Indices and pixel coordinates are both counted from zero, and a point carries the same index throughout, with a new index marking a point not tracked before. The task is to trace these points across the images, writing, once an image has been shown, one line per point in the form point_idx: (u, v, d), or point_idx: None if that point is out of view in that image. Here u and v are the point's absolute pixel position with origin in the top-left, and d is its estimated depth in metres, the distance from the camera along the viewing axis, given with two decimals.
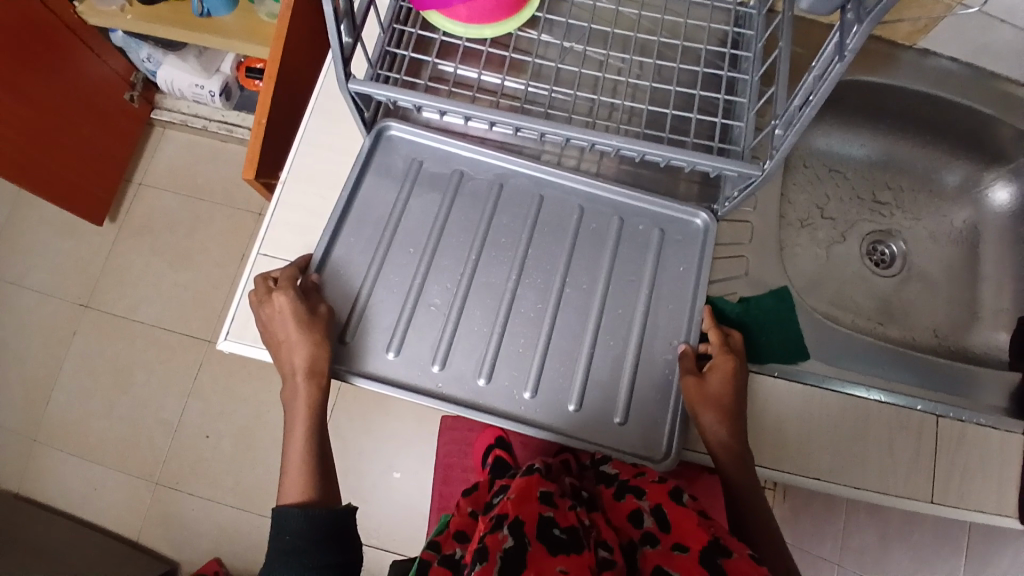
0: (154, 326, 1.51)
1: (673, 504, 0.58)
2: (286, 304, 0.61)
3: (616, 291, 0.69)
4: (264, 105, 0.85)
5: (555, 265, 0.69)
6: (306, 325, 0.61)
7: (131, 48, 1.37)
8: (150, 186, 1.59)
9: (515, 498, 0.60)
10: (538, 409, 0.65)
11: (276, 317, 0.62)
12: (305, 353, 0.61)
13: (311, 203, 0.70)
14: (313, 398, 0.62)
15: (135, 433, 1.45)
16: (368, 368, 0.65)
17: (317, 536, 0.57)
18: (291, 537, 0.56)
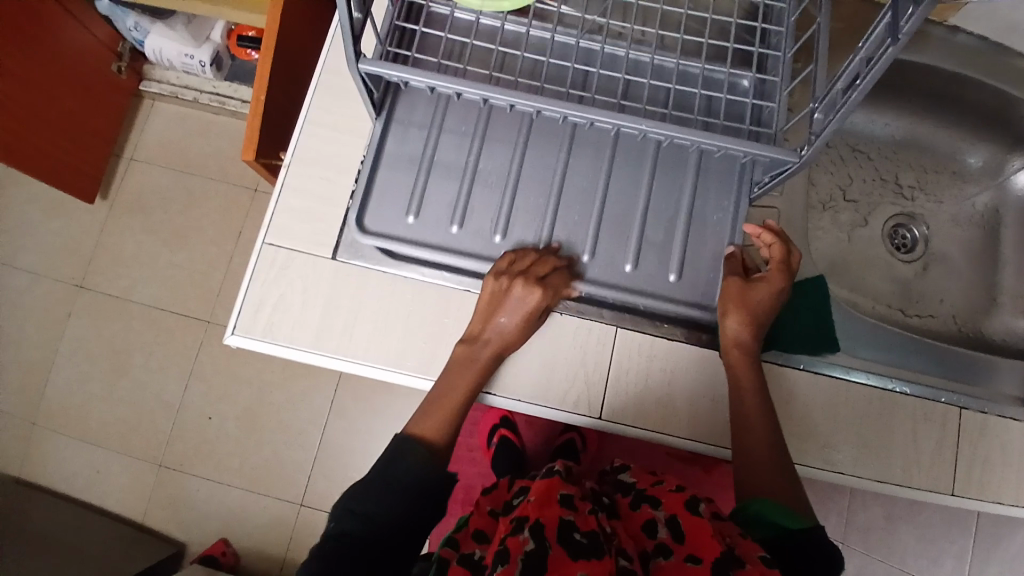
0: (151, 306, 1.48)
1: (688, 515, 0.56)
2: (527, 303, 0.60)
3: (667, 154, 0.67)
4: (262, 81, 0.80)
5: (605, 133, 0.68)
6: (529, 326, 0.62)
7: (117, 17, 1.31)
8: (141, 161, 1.54)
9: (536, 501, 0.59)
10: (596, 269, 0.65)
11: (519, 301, 0.61)
12: (510, 339, 0.62)
13: (317, 188, 0.67)
14: (479, 377, 0.61)
15: (136, 415, 1.44)
16: (437, 242, 0.65)
17: (406, 482, 0.58)
18: (390, 475, 0.58)
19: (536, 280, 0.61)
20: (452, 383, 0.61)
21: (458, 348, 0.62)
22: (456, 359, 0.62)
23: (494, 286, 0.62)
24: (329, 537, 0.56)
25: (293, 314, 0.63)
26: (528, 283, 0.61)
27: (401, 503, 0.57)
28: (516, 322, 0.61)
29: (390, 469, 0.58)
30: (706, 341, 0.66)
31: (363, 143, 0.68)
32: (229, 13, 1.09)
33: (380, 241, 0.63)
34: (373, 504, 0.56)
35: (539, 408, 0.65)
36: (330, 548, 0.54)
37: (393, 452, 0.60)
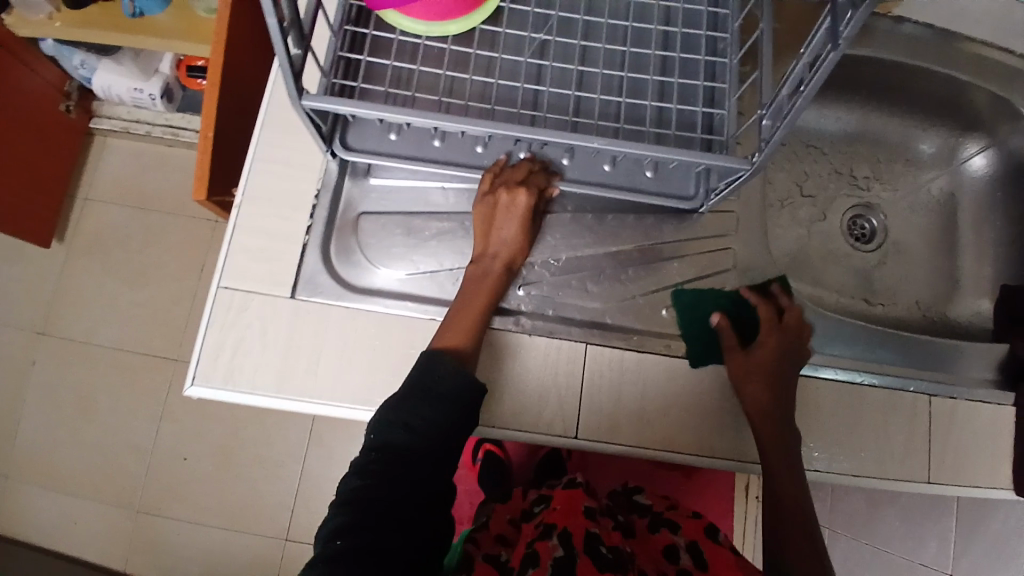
0: (118, 348, 1.44)
1: (708, 544, 0.62)
2: (525, 205, 0.64)
3: (634, 68, 0.68)
4: (210, 118, 0.79)
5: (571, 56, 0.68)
6: (526, 228, 0.65)
7: (62, 57, 1.27)
8: (96, 200, 1.50)
9: (563, 509, 0.61)
10: (576, 170, 0.66)
11: (513, 208, 0.64)
12: (514, 243, 0.65)
13: (270, 227, 0.65)
14: (497, 284, 0.64)
15: (110, 461, 1.39)
16: (419, 156, 0.63)
17: (445, 393, 0.56)
18: (426, 382, 0.56)
19: (518, 185, 0.64)
20: (471, 299, 0.62)
21: (470, 270, 0.64)
22: (470, 281, 0.63)
23: (484, 202, 0.65)
24: (366, 447, 0.55)
25: (254, 359, 0.62)
26: (512, 189, 0.64)
27: (443, 415, 0.56)
28: (514, 230, 0.65)
29: (428, 381, 0.56)
30: (675, 351, 0.66)
31: (315, 178, 0.67)
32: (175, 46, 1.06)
33: (364, 154, 0.62)
34: (413, 418, 0.55)
35: (513, 433, 0.64)
36: (367, 464, 0.54)
37: (426, 361, 0.57)
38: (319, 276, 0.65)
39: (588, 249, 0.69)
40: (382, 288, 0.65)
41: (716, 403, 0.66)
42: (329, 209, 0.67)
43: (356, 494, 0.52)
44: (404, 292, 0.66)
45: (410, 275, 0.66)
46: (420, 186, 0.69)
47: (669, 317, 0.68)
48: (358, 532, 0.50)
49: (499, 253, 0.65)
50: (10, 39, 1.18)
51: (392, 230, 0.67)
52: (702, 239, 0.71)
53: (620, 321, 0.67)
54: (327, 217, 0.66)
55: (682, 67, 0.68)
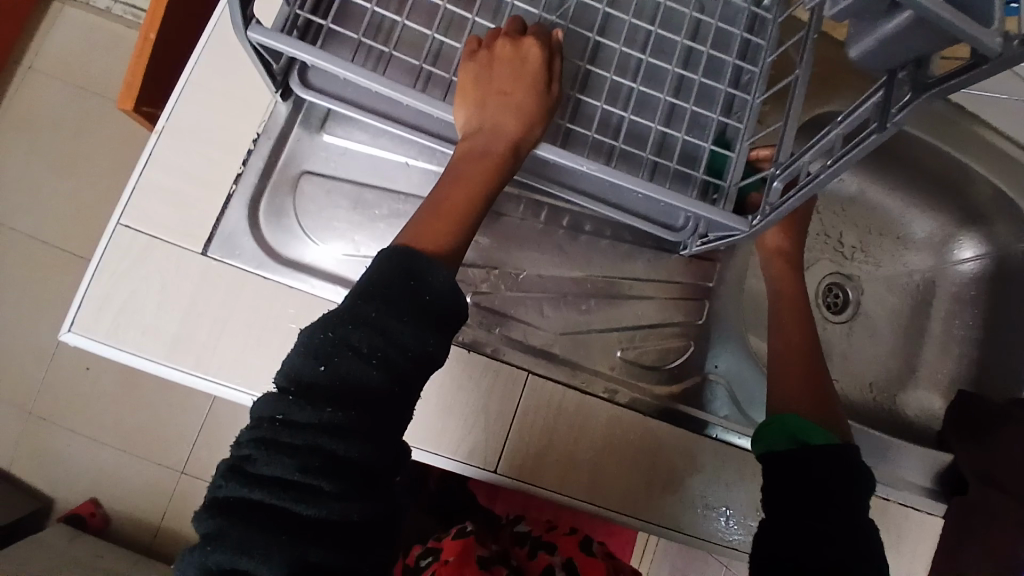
0: (31, 237, 1.30)
1: (581, 555, 0.65)
2: (537, 59, 0.49)
3: (646, 79, 0.60)
4: (155, 16, 0.69)
5: (583, 50, 0.60)
6: (540, 87, 0.50)
7: None
8: (37, 69, 1.34)
9: (455, 561, 0.60)
10: (560, 174, 0.59)
11: (522, 64, 0.49)
12: (524, 117, 0.49)
13: (193, 166, 0.56)
14: (501, 168, 0.49)
15: (5, 357, 1.28)
16: (393, 113, 0.55)
17: (421, 303, 0.40)
18: (426, 279, 0.41)
19: (523, 35, 0.50)
20: (462, 183, 0.49)
21: (462, 149, 0.50)
22: (458, 166, 0.49)
23: (473, 63, 0.50)
24: (244, 497, 0.36)
25: (145, 316, 0.54)
26: (514, 40, 0.50)
27: (426, 343, 0.40)
28: (519, 91, 0.49)
29: (409, 274, 0.41)
30: (619, 399, 0.61)
31: (258, 121, 0.58)
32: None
33: (321, 97, 0.53)
34: (331, 449, 0.37)
35: (426, 454, 0.57)
36: (250, 528, 0.35)
37: (391, 257, 0.42)
38: (240, 237, 0.56)
39: (551, 268, 0.63)
40: (313, 265, 0.57)
41: (649, 463, 0.60)
42: (267, 159, 0.58)
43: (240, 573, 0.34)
44: (336, 275, 0.58)
45: (347, 255, 0.58)
46: (380, 156, 0.60)
47: (621, 360, 0.62)
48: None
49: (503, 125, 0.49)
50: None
51: (338, 201, 0.59)
52: (673, 283, 0.66)
53: (568, 354, 0.61)
54: (263, 169, 0.58)
55: (699, 91, 0.61)
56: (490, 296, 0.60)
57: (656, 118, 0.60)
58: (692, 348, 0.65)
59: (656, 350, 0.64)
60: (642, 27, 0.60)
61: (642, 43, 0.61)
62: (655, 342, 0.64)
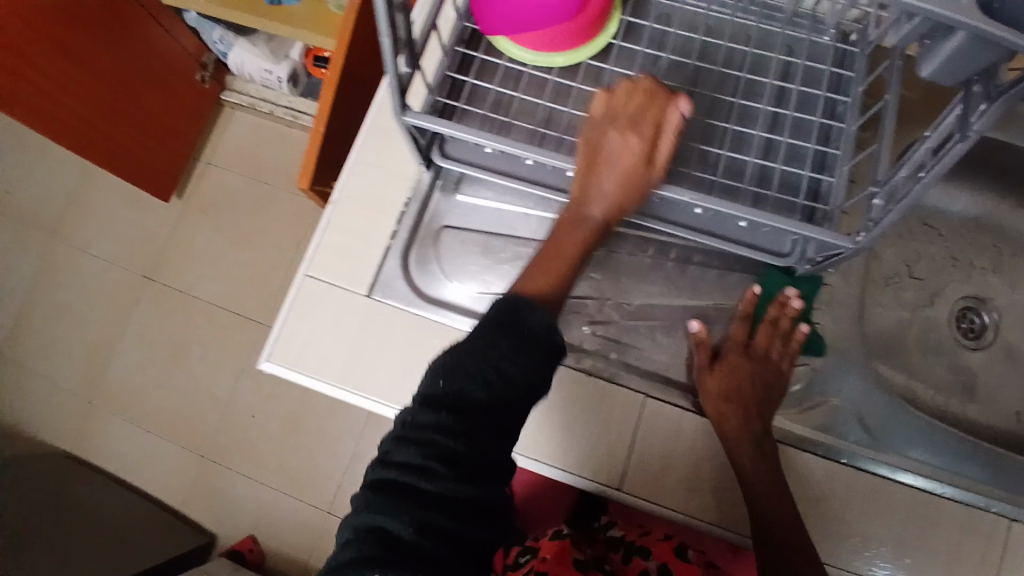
0: (212, 303, 1.60)
1: (677, 561, 0.76)
2: (638, 153, 0.54)
3: (742, 118, 0.65)
4: (324, 114, 0.84)
5: (676, 101, 0.65)
6: (638, 176, 0.55)
7: (203, 30, 1.46)
8: (216, 166, 1.67)
9: (553, 561, 0.74)
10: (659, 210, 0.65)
11: (623, 157, 0.55)
12: (615, 201, 0.56)
13: (358, 227, 0.69)
14: (591, 237, 0.58)
15: (190, 406, 1.56)
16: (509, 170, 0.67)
17: (517, 345, 0.48)
18: (524, 324, 0.49)
19: (634, 124, 0.54)
20: (561, 242, 0.58)
21: (564, 212, 0.59)
22: (564, 226, 0.59)
23: (586, 139, 0.56)
24: (382, 477, 0.45)
25: (324, 348, 0.67)
26: (626, 130, 0.55)
27: (525, 374, 0.47)
28: (615, 179, 0.55)
29: (509, 319, 0.49)
30: None
31: (406, 186, 0.70)
32: (299, 32, 1.29)
33: (456, 164, 0.65)
34: (449, 442, 0.44)
35: (555, 471, 0.64)
36: (386, 499, 0.43)
37: (500, 307, 0.50)
38: (395, 281, 0.67)
39: (662, 299, 0.68)
40: (453, 302, 0.67)
41: None
42: (415, 217, 0.69)
43: (376, 532, 0.42)
44: (473, 309, 0.67)
45: (478, 293, 0.67)
46: (504, 209, 0.70)
47: None
48: (436, 543, 0.42)
49: (596, 202, 0.57)
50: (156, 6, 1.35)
51: (470, 247, 0.69)
52: (786, 309, 0.68)
53: (685, 376, 0.66)
54: (412, 226, 0.69)
55: (794, 124, 0.64)
56: (612, 330, 0.67)
57: (752, 153, 0.64)
58: (808, 371, 0.68)
59: (775, 375, 0.66)
60: (732, 75, 0.66)
61: (734, 88, 0.66)
62: (774, 369, 0.66)
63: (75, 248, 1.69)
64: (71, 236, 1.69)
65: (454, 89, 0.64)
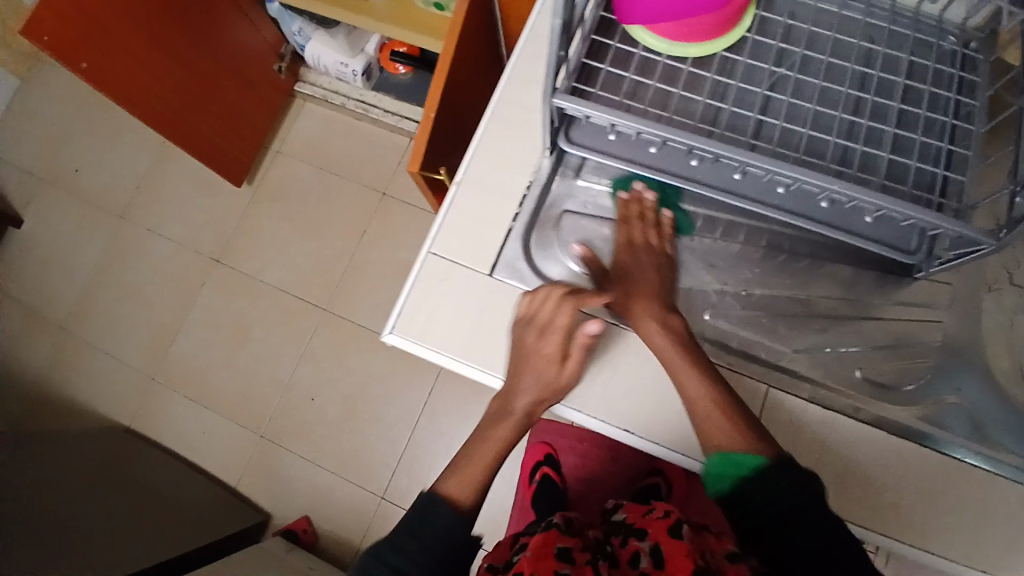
0: (275, 287, 1.62)
1: (672, 542, 0.56)
2: (552, 351, 0.62)
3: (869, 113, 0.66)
4: (435, 101, 0.86)
5: (806, 94, 0.66)
6: (565, 370, 0.63)
7: (283, 21, 1.47)
8: (285, 154, 1.70)
9: (531, 556, 0.57)
10: (787, 201, 0.65)
11: (543, 349, 0.63)
12: (540, 394, 0.63)
13: (482, 208, 0.71)
14: (513, 435, 0.64)
15: (250, 387, 1.57)
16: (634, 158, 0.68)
17: (425, 541, 0.58)
18: (426, 523, 0.59)
19: (552, 323, 0.62)
20: (486, 441, 0.64)
21: (493, 404, 0.65)
22: (488, 423, 0.65)
23: (523, 314, 0.64)
24: None
25: (447, 323, 0.69)
26: (540, 331, 0.63)
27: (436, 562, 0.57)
28: (547, 372, 0.63)
29: (422, 520, 0.59)
30: (863, 416, 0.66)
31: (529, 171, 0.72)
32: (380, 26, 1.22)
33: (583, 150, 0.68)
34: None
35: (671, 452, 0.66)
36: None
37: (414, 513, 0.60)
38: (518, 261, 0.69)
39: (779, 289, 0.69)
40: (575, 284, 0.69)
41: (882, 475, 0.65)
42: (538, 201, 0.71)
43: None
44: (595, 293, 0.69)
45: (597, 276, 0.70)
46: (626, 197, 0.72)
47: (862, 379, 0.67)
48: None
49: (529, 394, 0.63)
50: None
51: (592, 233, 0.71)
52: (903, 305, 0.69)
53: (803, 367, 0.67)
54: (536, 209, 0.71)
55: (923, 122, 0.65)
56: (732, 318, 0.69)
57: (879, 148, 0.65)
58: (928, 370, 0.68)
59: (893, 370, 0.68)
60: (858, 72, 0.67)
61: (862, 86, 0.67)
62: (889, 363, 0.68)
63: (142, 227, 1.71)
64: (138, 215, 1.72)
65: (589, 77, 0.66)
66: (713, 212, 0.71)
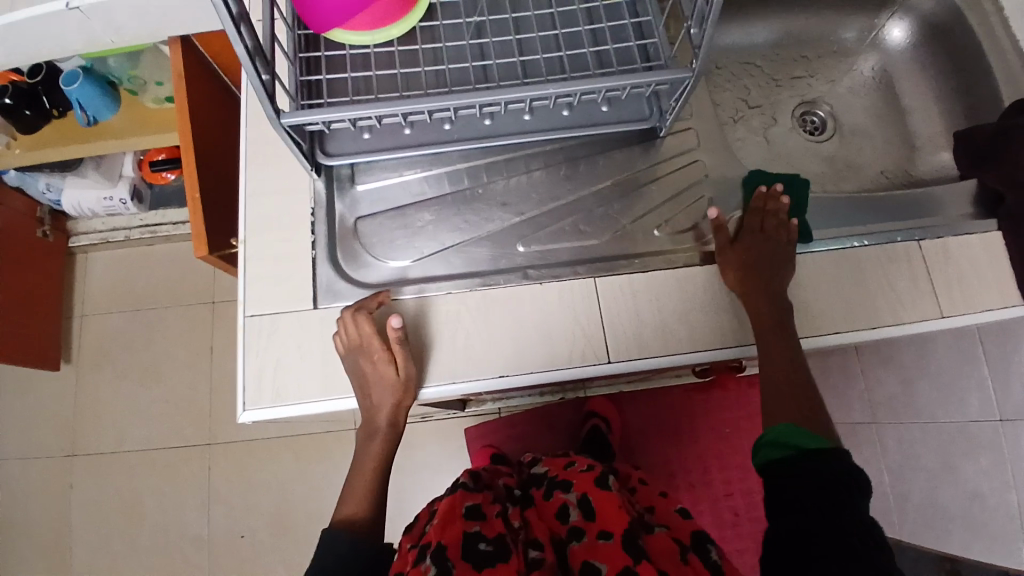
0: (148, 449, 1.47)
1: (597, 493, 0.65)
2: (377, 355, 0.64)
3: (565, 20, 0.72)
4: (191, 179, 0.84)
5: (506, 27, 0.71)
6: (397, 365, 0.65)
7: (28, 184, 1.37)
8: (94, 314, 1.56)
9: (439, 524, 0.60)
10: (538, 123, 0.71)
11: (366, 362, 0.65)
12: (393, 394, 0.66)
13: (279, 252, 0.70)
14: (387, 451, 0.71)
15: (170, 560, 1.41)
16: (389, 146, 0.71)
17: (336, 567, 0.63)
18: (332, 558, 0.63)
19: (365, 331, 0.64)
20: (373, 458, 0.70)
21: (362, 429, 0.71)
22: (364, 439, 0.71)
23: (345, 352, 0.65)
24: None
25: (298, 372, 0.67)
26: (360, 344, 0.64)
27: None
28: (385, 380, 0.65)
29: (327, 552, 0.64)
30: (679, 261, 0.72)
31: (306, 199, 0.72)
32: (125, 143, 1.14)
33: (343, 158, 0.69)
34: None
35: (551, 375, 0.68)
36: None
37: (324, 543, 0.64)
38: (336, 283, 0.69)
39: (572, 195, 0.75)
40: (398, 278, 0.71)
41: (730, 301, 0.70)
42: (327, 221, 0.72)
43: None
44: (419, 277, 0.71)
45: (415, 261, 0.71)
46: (404, 179, 0.74)
47: (662, 235, 0.73)
48: None
49: (385, 401, 0.66)
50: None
51: (391, 227, 0.73)
52: (673, 159, 0.78)
53: (624, 248, 0.73)
54: (329, 230, 0.71)
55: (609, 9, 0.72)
56: (547, 240, 0.73)
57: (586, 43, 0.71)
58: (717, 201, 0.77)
59: (687, 215, 0.75)
60: None
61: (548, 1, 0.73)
62: (682, 210, 0.75)
63: None
64: None
65: (313, 90, 0.67)
66: (488, 159, 0.75)
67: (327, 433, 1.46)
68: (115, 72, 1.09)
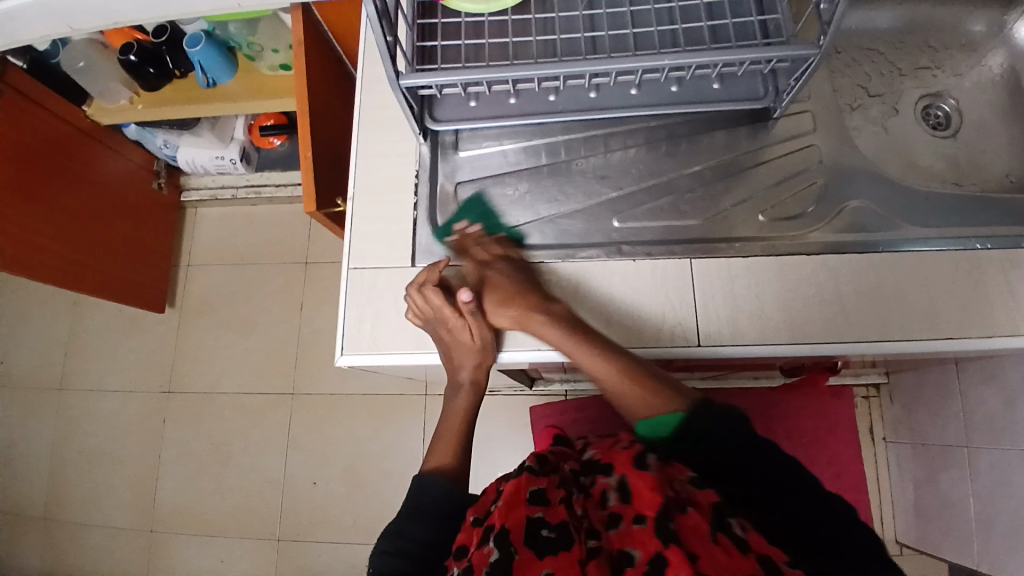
0: (237, 394, 1.58)
1: (636, 473, 0.56)
2: (456, 320, 0.67)
3: None
4: (305, 137, 0.89)
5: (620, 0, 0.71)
6: (476, 327, 0.69)
7: (146, 139, 1.47)
8: (198, 264, 1.68)
9: (502, 507, 0.55)
10: (644, 97, 0.71)
11: (445, 328, 0.68)
12: (475, 354, 0.69)
13: (384, 210, 0.73)
14: (469, 407, 0.73)
15: (249, 497, 1.51)
16: (495, 113, 0.72)
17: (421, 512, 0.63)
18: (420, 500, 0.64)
19: (441, 304, 0.67)
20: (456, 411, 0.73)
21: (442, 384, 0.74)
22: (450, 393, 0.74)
23: (421, 324, 0.68)
24: None
25: (393, 325, 0.70)
26: (436, 314, 0.67)
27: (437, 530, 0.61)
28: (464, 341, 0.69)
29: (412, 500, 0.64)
30: (781, 248, 0.70)
31: (412, 162, 0.75)
32: (241, 106, 1.21)
33: (450, 123, 0.71)
34: None
35: (638, 352, 0.68)
36: None
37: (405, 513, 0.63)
38: (434, 244, 0.72)
39: (672, 173, 0.75)
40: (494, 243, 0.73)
41: (832, 294, 0.68)
42: (430, 185, 0.74)
43: None
44: (515, 244, 0.72)
45: (511, 228, 0.73)
46: (505, 148, 0.76)
47: (766, 221, 0.72)
48: None
49: (466, 361, 0.70)
50: (97, 129, 1.38)
51: (491, 194, 0.75)
52: (781, 144, 0.76)
53: (722, 230, 0.72)
54: (431, 194, 0.74)
55: None
56: (642, 218, 0.72)
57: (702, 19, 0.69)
58: (827, 189, 0.74)
59: (792, 202, 0.73)
60: None
61: None
62: (787, 197, 0.73)
63: (82, 390, 1.65)
64: (76, 379, 1.65)
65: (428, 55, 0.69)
66: (590, 133, 0.76)
67: (401, 396, 1.52)
68: (235, 37, 1.16)
